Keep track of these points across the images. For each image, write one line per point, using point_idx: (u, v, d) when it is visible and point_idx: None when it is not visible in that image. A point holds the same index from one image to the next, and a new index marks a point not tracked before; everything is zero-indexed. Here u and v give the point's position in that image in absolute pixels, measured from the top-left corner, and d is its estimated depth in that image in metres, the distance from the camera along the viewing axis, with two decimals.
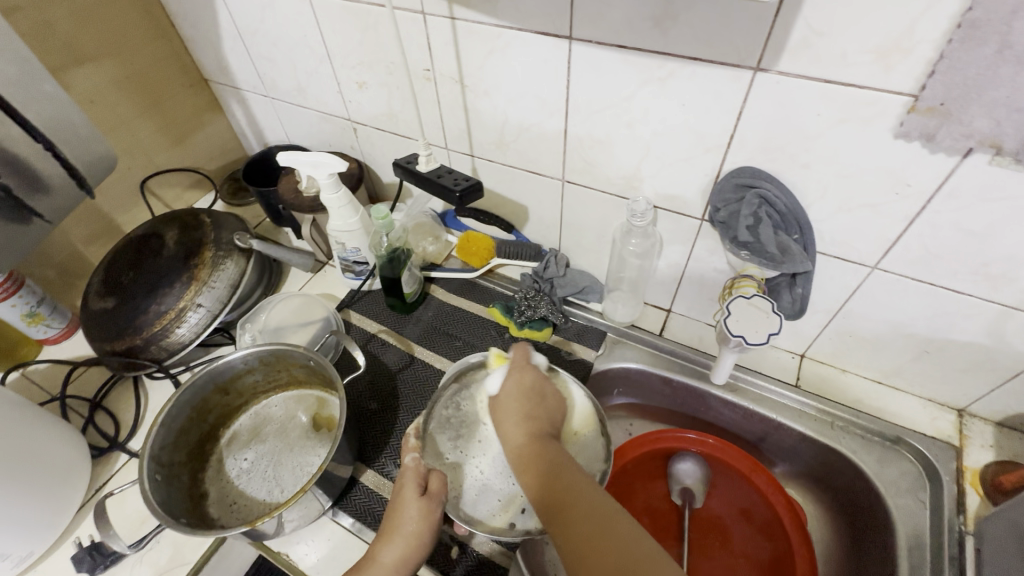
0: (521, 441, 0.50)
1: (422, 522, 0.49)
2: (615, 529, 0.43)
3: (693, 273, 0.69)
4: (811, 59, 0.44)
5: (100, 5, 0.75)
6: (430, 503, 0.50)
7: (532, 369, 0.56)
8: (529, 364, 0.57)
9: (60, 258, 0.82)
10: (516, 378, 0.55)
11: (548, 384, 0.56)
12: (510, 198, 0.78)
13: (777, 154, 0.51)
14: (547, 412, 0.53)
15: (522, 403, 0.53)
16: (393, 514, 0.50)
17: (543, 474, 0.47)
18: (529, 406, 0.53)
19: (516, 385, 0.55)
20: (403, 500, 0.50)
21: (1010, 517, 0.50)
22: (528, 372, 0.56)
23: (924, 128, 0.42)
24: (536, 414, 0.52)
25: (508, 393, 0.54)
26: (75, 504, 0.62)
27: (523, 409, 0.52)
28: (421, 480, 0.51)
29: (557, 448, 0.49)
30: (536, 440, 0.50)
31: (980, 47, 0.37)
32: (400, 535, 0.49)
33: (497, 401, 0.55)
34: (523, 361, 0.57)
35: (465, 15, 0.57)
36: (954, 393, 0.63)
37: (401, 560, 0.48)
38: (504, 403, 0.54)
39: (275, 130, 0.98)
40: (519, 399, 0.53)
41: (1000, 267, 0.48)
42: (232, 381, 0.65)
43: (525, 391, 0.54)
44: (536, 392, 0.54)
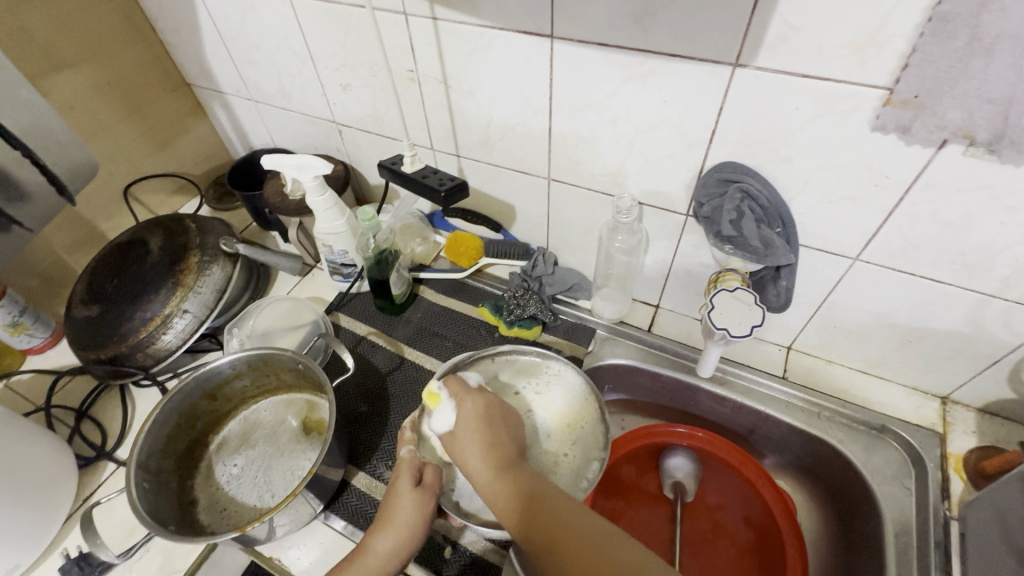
0: (491, 476, 0.49)
1: (417, 512, 0.50)
2: (606, 545, 0.43)
3: (680, 269, 0.70)
4: (788, 54, 0.44)
5: (77, 10, 0.74)
6: (425, 494, 0.51)
7: (479, 396, 0.53)
8: (471, 390, 0.53)
9: (42, 266, 0.81)
10: (467, 411, 0.52)
11: (499, 407, 0.54)
12: (497, 198, 0.78)
13: (758, 148, 0.52)
14: (508, 438, 0.52)
15: (481, 435, 0.50)
16: (389, 503, 0.50)
17: (522, 504, 0.47)
18: (491, 438, 0.51)
19: (472, 417, 0.51)
20: (398, 492, 0.50)
21: (993, 501, 0.51)
22: (477, 401, 0.53)
23: (899, 120, 0.43)
24: (498, 444, 0.50)
25: (463, 427, 0.51)
26: (62, 515, 0.61)
27: (485, 442, 0.50)
28: (416, 470, 0.52)
29: (529, 476, 0.49)
30: (506, 473, 0.49)
31: (951, 39, 0.38)
32: (394, 525, 0.49)
33: (451, 438, 0.51)
34: (465, 390, 0.53)
35: (447, 16, 0.57)
36: (937, 381, 0.64)
37: (395, 549, 0.49)
38: (462, 440, 0.50)
39: (260, 134, 0.98)
40: (477, 429, 0.51)
41: (976, 256, 0.49)
42: (220, 386, 0.65)
43: (482, 422, 0.51)
44: (493, 420, 0.52)
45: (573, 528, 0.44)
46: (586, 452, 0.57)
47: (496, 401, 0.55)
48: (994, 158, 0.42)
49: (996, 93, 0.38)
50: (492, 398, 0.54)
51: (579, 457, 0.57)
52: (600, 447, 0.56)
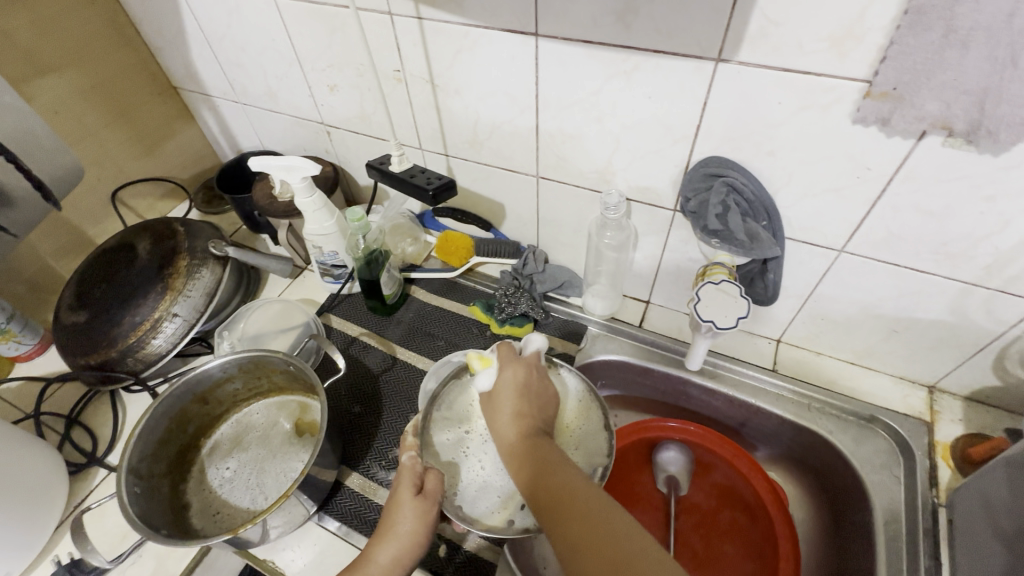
0: (515, 439, 0.50)
1: (419, 522, 0.49)
2: (612, 522, 0.42)
3: (669, 264, 0.70)
4: (769, 49, 0.45)
5: (59, 15, 0.74)
6: (426, 504, 0.49)
7: (523, 365, 0.56)
8: (516, 359, 0.57)
9: (29, 273, 0.80)
10: (508, 376, 0.55)
11: (543, 380, 0.56)
12: (487, 197, 0.78)
13: (742, 143, 0.52)
14: (541, 409, 0.53)
15: (517, 400, 0.53)
16: (391, 512, 0.49)
17: (536, 470, 0.47)
18: (525, 405, 0.53)
19: (510, 384, 0.55)
20: (399, 500, 0.50)
21: (978, 487, 0.51)
22: (520, 369, 0.56)
23: (879, 112, 0.43)
24: (530, 411, 0.53)
25: (503, 389, 0.54)
26: (53, 522, 0.61)
27: (519, 407, 0.53)
28: (417, 479, 0.51)
29: (549, 448, 0.49)
30: (529, 439, 0.50)
31: (926, 32, 0.38)
32: (397, 536, 0.48)
33: (490, 397, 0.55)
34: (512, 359, 0.57)
35: (432, 15, 0.57)
36: (923, 370, 0.64)
37: (396, 560, 0.48)
38: (498, 401, 0.54)
39: (248, 136, 0.97)
40: (514, 395, 0.54)
41: (958, 245, 0.50)
42: (211, 390, 0.65)
43: (519, 390, 0.54)
44: (531, 390, 0.54)
45: (582, 500, 0.44)
46: (590, 456, 0.54)
47: (541, 374, 0.57)
48: (972, 149, 0.43)
49: (972, 84, 0.39)
50: (537, 370, 0.57)
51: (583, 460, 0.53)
52: (604, 451, 0.53)
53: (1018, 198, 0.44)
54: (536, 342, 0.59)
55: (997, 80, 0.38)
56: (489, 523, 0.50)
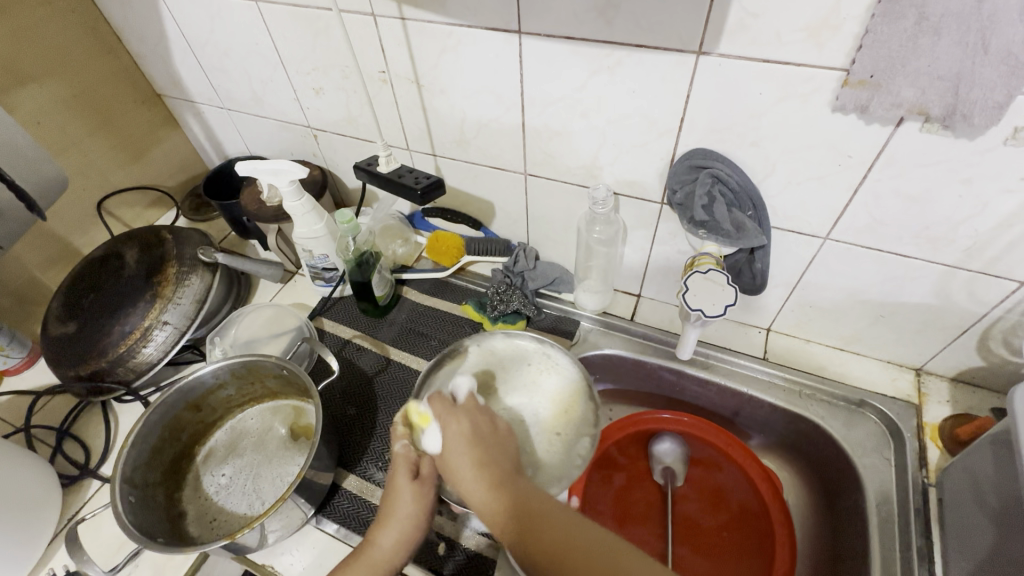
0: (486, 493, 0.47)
1: (418, 505, 0.49)
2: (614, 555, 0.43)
3: (658, 257, 0.71)
4: (747, 41, 0.46)
5: (39, 23, 0.73)
6: (424, 487, 0.50)
7: (464, 414, 0.51)
8: (455, 409, 0.52)
9: (15, 286, 0.79)
10: (456, 432, 0.50)
11: (490, 422, 0.52)
12: (476, 196, 0.78)
13: (726, 134, 0.53)
14: (502, 453, 0.50)
15: (476, 453, 0.48)
16: (388, 498, 0.49)
17: (523, 525, 0.45)
18: (486, 454, 0.49)
19: (459, 437, 0.50)
20: (397, 487, 0.49)
21: (966, 465, 0.52)
22: (465, 418, 0.51)
23: (857, 101, 0.44)
24: (492, 459, 0.49)
25: (452, 449, 0.49)
26: (47, 535, 0.60)
27: (481, 459, 0.48)
28: (413, 465, 0.50)
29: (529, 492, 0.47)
30: (505, 491, 0.47)
31: (900, 19, 0.39)
32: (397, 521, 0.48)
33: (444, 461, 0.49)
34: (451, 410, 0.52)
35: (416, 15, 0.58)
36: (910, 354, 0.66)
37: (400, 542, 0.48)
38: (456, 462, 0.48)
39: (234, 142, 0.97)
40: (470, 449, 0.49)
41: (939, 229, 0.51)
42: (205, 396, 0.64)
43: (471, 442, 0.49)
44: (482, 437, 0.50)
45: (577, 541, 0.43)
46: (577, 430, 0.57)
47: (485, 417, 0.53)
48: (949, 133, 0.44)
49: (946, 70, 0.40)
50: (481, 413, 0.53)
51: (571, 434, 0.57)
52: (591, 423, 0.57)
53: (995, 180, 0.45)
54: (465, 382, 0.55)
55: (969, 64, 0.39)
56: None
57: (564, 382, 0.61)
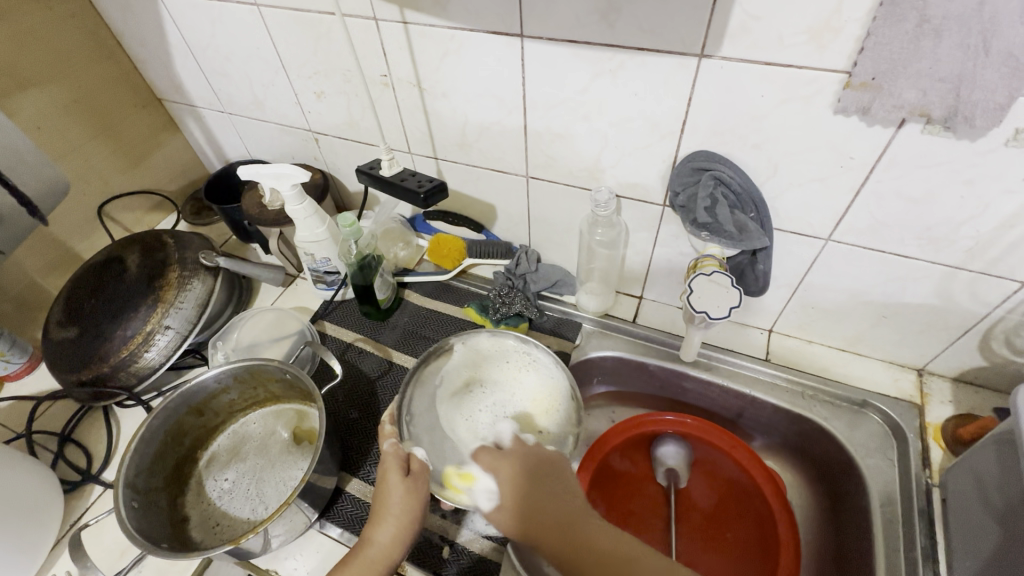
0: (547, 535, 0.48)
1: (412, 499, 0.49)
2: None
3: (660, 259, 0.71)
4: (749, 44, 0.46)
5: (39, 28, 0.73)
6: (415, 482, 0.49)
7: (515, 459, 0.52)
8: (505, 456, 0.53)
9: (16, 291, 0.79)
10: (515, 477, 0.51)
11: (537, 459, 0.52)
12: (477, 199, 0.78)
13: (728, 136, 0.53)
14: (564, 489, 0.51)
15: (541, 496, 0.49)
16: (380, 495, 0.49)
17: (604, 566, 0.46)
18: (550, 494, 0.50)
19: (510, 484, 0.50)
20: (387, 484, 0.49)
21: (969, 465, 0.53)
22: (513, 462, 0.52)
23: (859, 103, 0.45)
24: (557, 499, 0.50)
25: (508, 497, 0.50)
26: (49, 541, 0.60)
27: (547, 501, 0.49)
28: (403, 462, 0.50)
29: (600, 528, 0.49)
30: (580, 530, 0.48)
31: (900, 22, 0.39)
32: (390, 516, 0.48)
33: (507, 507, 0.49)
34: (500, 457, 0.53)
35: (418, 19, 0.58)
36: (913, 354, 0.66)
37: (396, 537, 0.48)
38: (523, 507, 0.49)
39: (235, 146, 0.97)
40: (534, 492, 0.49)
41: (941, 230, 0.51)
42: (207, 401, 0.64)
43: (525, 489, 0.50)
44: (534, 479, 0.51)
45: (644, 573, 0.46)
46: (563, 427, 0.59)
47: (535, 455, 0.53)
48: (950, 135, 0.44)
49: (947, 72, 0.40)
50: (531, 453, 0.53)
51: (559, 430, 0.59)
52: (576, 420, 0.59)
53: (996, 181, 0.45)
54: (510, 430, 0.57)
55: (971, 66, 0.39)
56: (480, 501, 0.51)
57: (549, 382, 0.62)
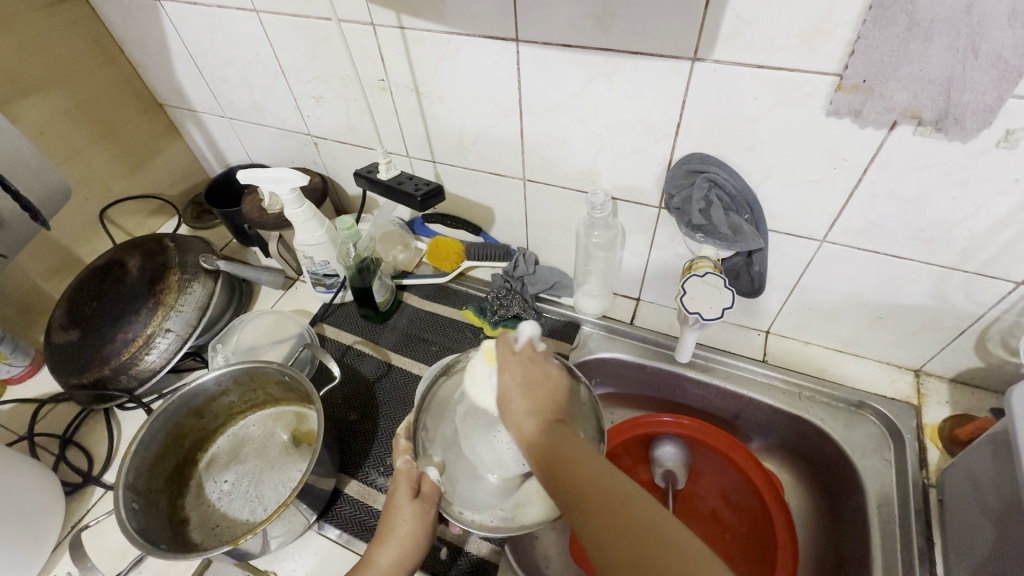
0: (529, 428, 0.49)
1: (419, 524, 0.49)
2: (634, 509, 0.40)
3: (657, 261, 0.72)
4: (742, 47, 0.46)
5: (41, 35, 0.74)
6: (424, 506, 0.49)
7: (522, 362, 0.53)
8: (515, 356, 0.53)
9: (18, 294, 0.80)
10: (511, 378, 0.52)
11: (547, 368, 0.53)
12: (475, 202, 0.79)
13: (722, 139, 0.54)
14: (553, 397, 0.51)
15: (527, 399, 0.50)
16: (388, 515, 0.49)
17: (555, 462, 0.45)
18: (536, 397, 0.51)
19: (510, 381, 0.52)
20: (396, 504, 0.49)
21: (965, 466, 0.53)
22: (518, 366, 0.52)
23: (851, 104, 0.45)
24: (543, 403, 0.50)
25: (508, 393, 0.51)
26: (51, 543, 0.61)
27: (531, 400, 0.50)
28: (414, 483, 0.50)
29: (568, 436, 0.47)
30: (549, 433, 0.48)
31: (891, 25, 0.40)
32: (395, 540, 0.48)
33: (500, 400, 0.52)
34: (511, 358, 0.53)
35: (414, 24, 0.59)
36: (910, 355, 0.66)
37: (397, 561, 0.48)
38: (510, 402, 0.51)
39: (235, 150, 0.98)
40: (524, 394, 0.51)
41: (934, 232, 0.51)
42: (207, 403, 0.65)
43: (519, 388, 0.51)
44: (536, 384, 0.51)
45: (579, 466, 0.43)
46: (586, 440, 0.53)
47: (541, 362, 0.53)
48: (942, 136, 0.44)
49: (937, 74, 0.40)
50: (543, 359, 0.53)
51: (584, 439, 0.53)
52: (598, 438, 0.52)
53: (988, 181, 0.46)
54: (530, 330, 0.54)
55: (960, 69, 0.39)
56: (491, 526, 0.49)
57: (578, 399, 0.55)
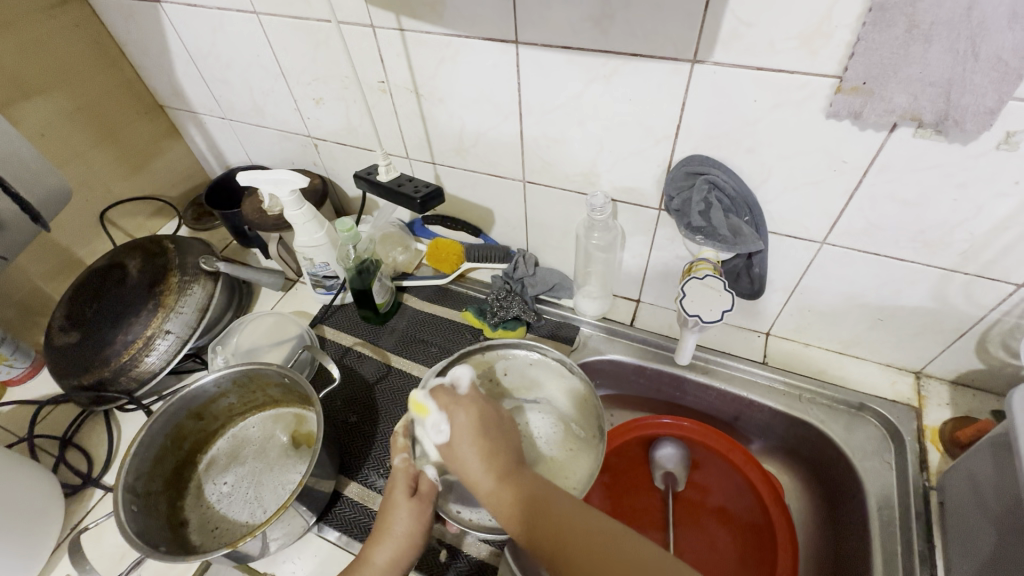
0: (487, 482, 0.46)
1: (416, 523, 0.48)
2: (615, 546, 0.41)
3: (657, 263, 0.71)
4: (742, 49, 0.46)
5: (42, 37, 0.74)
6: (422, 505, 0.49)
7: (469, 405, 0.49)
8: (461, 400, 0.49)
9: (18, 296, 0.80)
10: (462, 423, 0.47)
11: (493, 410, 0.50)
12: (475, 203, 0.79)
13: (722, 141, 0.54)
14: (506, 441, 0.48)
15: (481, 445, 0.47)
16: (384, 515, 0.49)
17: (528, 509, 0.44)
18: (489, 442, 0.47)
19: (467, 423, 0.47)
20: (393, 503, 0.49)
21: (965, 468, 0.52)
22: (467, 408, 0.48)
23: (851, 107, 0.45)
24: (497, 448, 0.47)
25: (460, 438, 0.47)
26: (50, 544, 0.61)
27: (483, 447, 0.47)
28: (412, 481, 0.50)
29: (532, 480, 0.47)
30: (511, 482, 0.46)
31: (890, 27, 0.40)
32: (392, 539, 0.48)
33: (448, 450, 0.47)
34: (456, 401, 0.48)
35: (414, 26, 0.59)
36: (910, 357, 0.66)
37: (394, 560, 0.47)
38: (461, 452, 0.46)
39: (235, 151, 0.98)
40: (475, 441, 0.47)
41: (935, 234, 0.51)
42: (206, 405, 0.65)
43: (473, 435, 0.47)
44: (491, 424, 0.48)
45: (550, 511, 0.44)
46: (586, 437, 0.58)
47: (487, 404, 0.50)
48: (942, 138, 0.44)
49: (937, 76, 0.40)
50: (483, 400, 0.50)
51: (585, 435, 0.58)
52: (598, 434, 0.57)
53: (988, 183, 0.46)
54: (465, 371, 0.51)
55: (960, 71, 0.39)
56: (488, 525, 0.53)
57: (580, 401, 0.60)
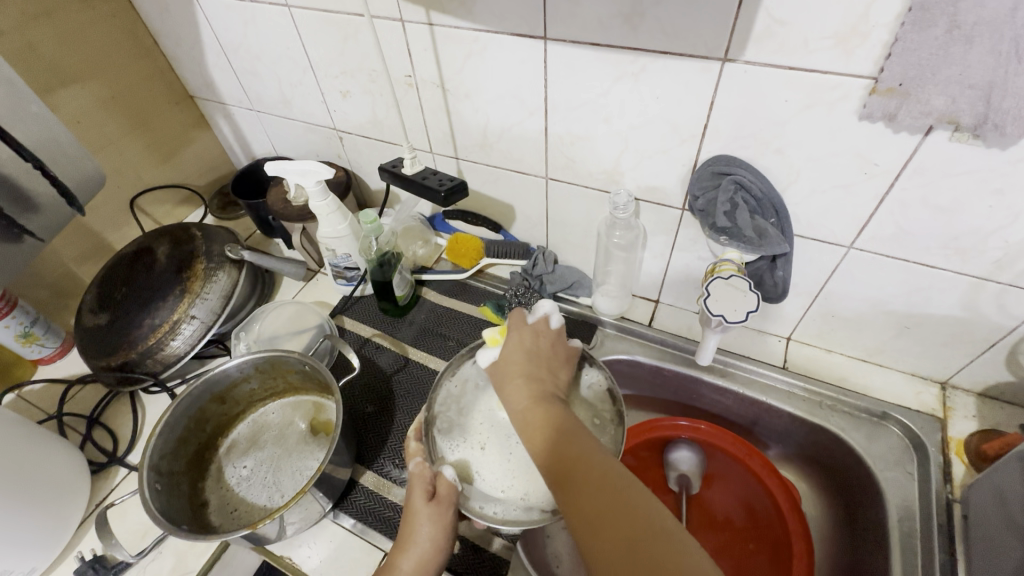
0: (519, 398, 0.50)
1: (437, 526, 0.48)
2: (626, 497, 0.41)
3: (678, 264, 0.71)
4: (775, 48, 0.46)
5: (83, 26, 0.77)
6: (440, 508, 0.49)
7: (530, 331, 0.55)
8: (524, 326, 0.55)
9: (52, 278, 0.82)
10: (515, 345, 0.54)
11: (554, 347, 0.55)
12: (497, 199, 0.79)
13: (750, 142, 0.53)
14: (550, 376, 0.52)
15: (524, 367, 0.52)
16: (407, 523, 0.49)
17: (552, 432, 0.46)
18: (530, 368, 0.52)
19: (516, 349, 0.53)
20: (414, 511, 0.49)
21: (993, 483, 0.51)
22: (523, 334, 0.54)
23: (885, 108, 0.44)
24: (538, 377, 0.51)
25: (511, 356, 0.53)
26: (76, 520, 0.62)
27: (524, 370, 0.52)
28: (429, 485, 0.50)
29: (560, 412, 0.48)
30: (539, 404, 0.49)
31: (930, 28, 0.39)
32: (415, 547, 0.48)
33: (499, 364, 0.54)
34: (522, 326, 0.55)
35: (443, 21, 0.59)
36: (936, 367, 0.64)
37: (420, 566, 0.48)
38: (507, 369, 0.53)
39: (262, 143, 0.99)
40: (522, 363, 0.52)
41: (968, 240, 0.50)
42: (229, 390, 0.66)
43: (524, 355, 0.53)
44: (538, 355, 0.53)
45: (574, 442, 0.45)
46: (601, 423, 0.54)
47: (552, 337, 0.55)
48: (980, 143, 0.43)
49: (977, 78, 0.39)
50: (551, 334, 0.55)
51: (600, 421, 0.54)
52: (616, 420, 0.54)
53: None
54: (547, 306, 0.57)
55: (1002, 73, 0.38)
56: (514, 518, 0.50)
57: (599, 396, 0.56)
